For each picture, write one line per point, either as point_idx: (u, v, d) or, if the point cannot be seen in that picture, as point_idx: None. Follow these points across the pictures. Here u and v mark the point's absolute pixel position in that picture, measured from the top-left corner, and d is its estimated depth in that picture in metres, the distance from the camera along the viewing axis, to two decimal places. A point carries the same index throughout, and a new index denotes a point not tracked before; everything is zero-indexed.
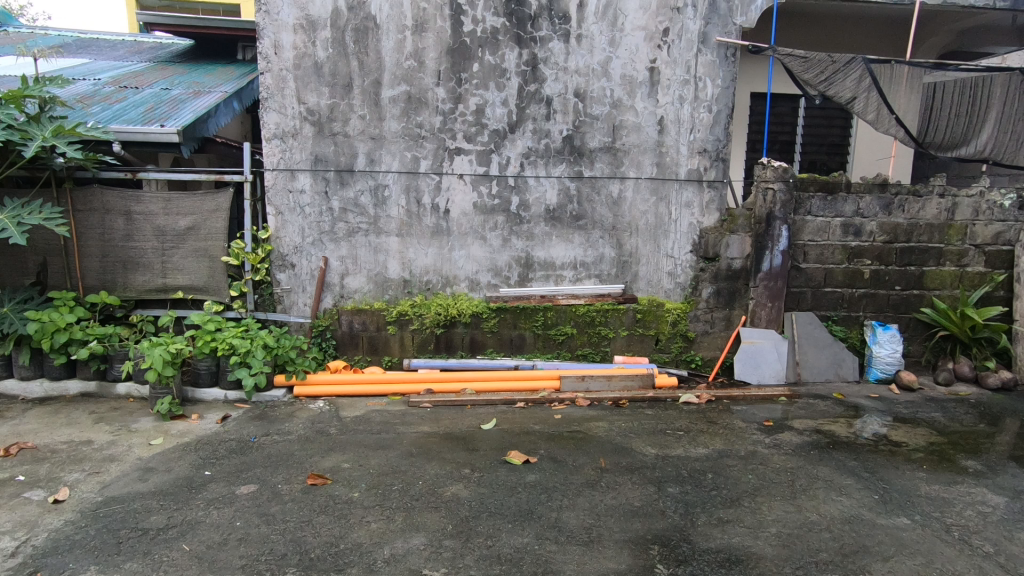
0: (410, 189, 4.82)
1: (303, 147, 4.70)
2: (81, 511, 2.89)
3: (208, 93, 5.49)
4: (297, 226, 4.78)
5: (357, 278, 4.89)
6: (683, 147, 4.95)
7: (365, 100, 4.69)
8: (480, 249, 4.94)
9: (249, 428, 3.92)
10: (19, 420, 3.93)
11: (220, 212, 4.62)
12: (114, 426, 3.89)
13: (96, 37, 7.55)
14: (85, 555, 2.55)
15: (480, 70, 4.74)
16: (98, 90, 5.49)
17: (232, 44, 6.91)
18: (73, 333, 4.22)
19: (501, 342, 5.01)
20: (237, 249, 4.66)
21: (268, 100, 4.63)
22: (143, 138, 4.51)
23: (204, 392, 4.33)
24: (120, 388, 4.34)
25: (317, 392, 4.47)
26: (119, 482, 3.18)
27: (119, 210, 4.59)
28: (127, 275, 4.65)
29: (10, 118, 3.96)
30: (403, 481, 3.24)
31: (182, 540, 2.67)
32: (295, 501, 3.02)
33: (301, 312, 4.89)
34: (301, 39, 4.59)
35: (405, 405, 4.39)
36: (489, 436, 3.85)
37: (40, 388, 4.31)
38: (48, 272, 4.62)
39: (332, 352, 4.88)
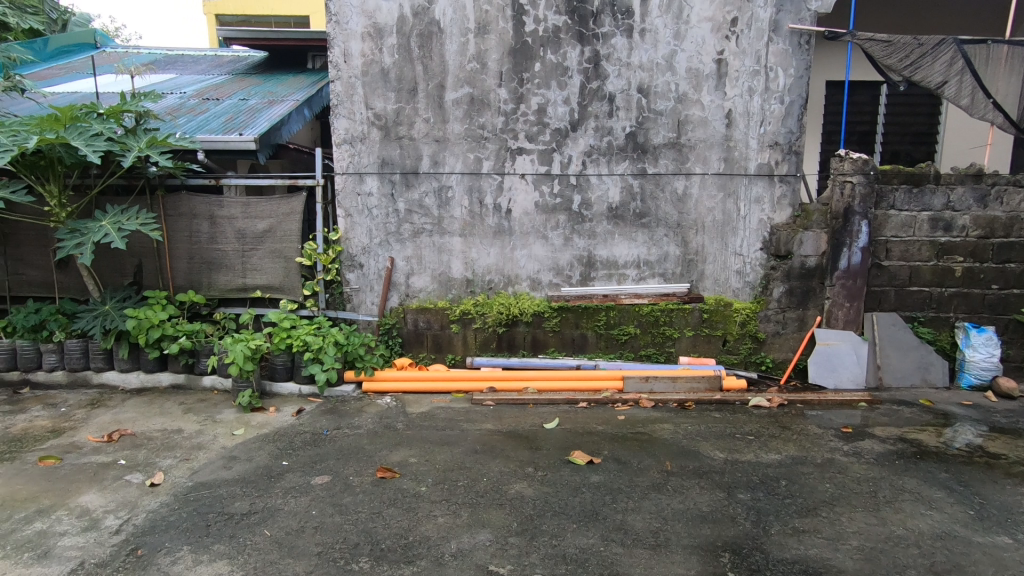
0: (473, 190, 4.88)
1: (370, 151, 4.86)
2: (173, 494, 3.11)
3: (281, 102, 5.77)
4: (365, 227, 4.94)
5: (422, 277, 5.01)
6: (752, 141, 4.76)
7: (430, 103, 4.80)
8: (542, 248, 4.94)
9: (322, 422, 4.10)
10: (119, 409, 4.28)
11: (294, 215, 4.85)
12: (201, 416, 4.17)
13: (182, 54, 8.08)
14: (178, 536, 2.74)
15: (542, 70, 4.74)
16: (185, 103, 5.89)
17: (302, 54, 7.25)
18: (165, 329, 4.54)
19: (563, 341, 4.99)
20: (310, 250, 4.87)
21: (338, 107, 4.82)
22: (224, 147, 4.80)
23: (280, 386, 4.57)
24: (206, 380, 4.65)
25: (384, 388, 4.62)
26: (207, 468, 3.41)
27: (205, 214, 4.90)
28: (211, 275, 4.97)
29: (111, 132, 4.31)
30: (468, 478, 3.30)
31: (263, 525, 2.83)
32: (366, 493, 3.14)
33: (369, 311, 5.06)
34: (369, 46, 4.75)
35: (468, 403, 4.46)
36: (552, 436, 3.85)
37: (136, 379, 4.68)
38: (143, 273, 5.01)
39: (397, 349, 5.02)
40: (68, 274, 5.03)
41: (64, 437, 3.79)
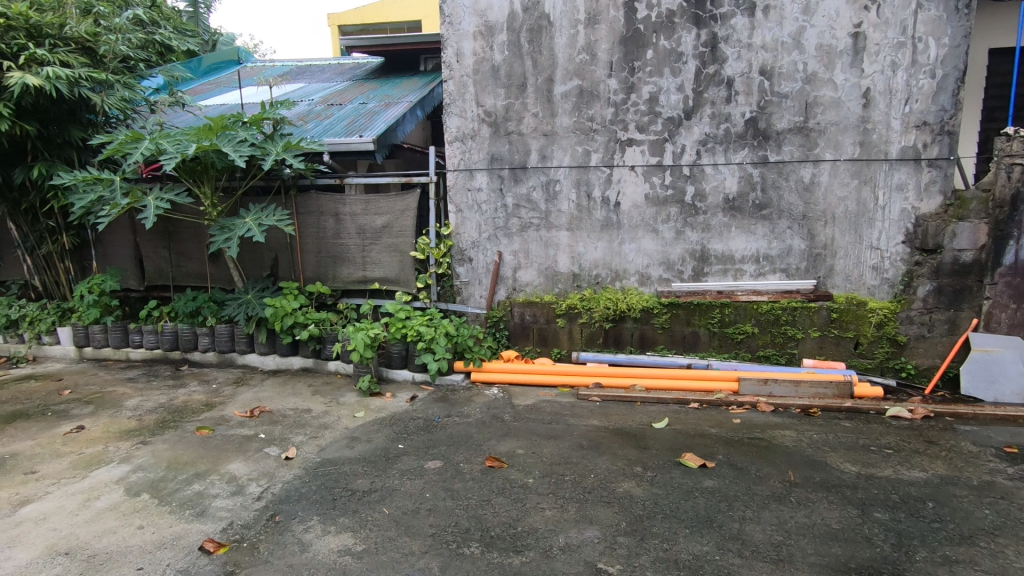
0: (580, 183, 4.84)
1: (480, 148, 4.97)
2: (305, 468, 3.40)
3: (396, 104, 6.08)
4: (475, 222, 5.07)
5: (529, 271, 5.05)
6: (894, 122, 4.27)
7: (539, 97, 4.81)
8: (652, 242, 4.79)
9: (434, 409, 4.28)
10: (259, 388, 4.75)
11: (409, 211, 5.09)
12: (327, 398, 4.52)
13: (310, 64, 8.77)
14: (310, 506, 3.00)
15: (654, 57, 4.58)
16: (313, 109, 6.38)
17: (416, 57, 7.60)
18: (297, 317, 4.92)
19: (672, 339, 4.81)
20: (423, 245, 5.07)
21: (451, 106, 4.97)
22: (347, 148, 5.14)
23: (396, 372, 4.84)
24: (331, 365, 5.03)
25: (491, 379, 4.73)
26: (332, 446, 3.69)
27: (330, 211, 5.29)
28: (336, 268, 5.36)
29: (254, 138, 4.77)
30: (575, 473, 3.28)
31: (383, 503, 3.01)
32: (475, 480, 3.23)
33: (477, 303, 5.18)
34: (481, 45, 4.85)
35: (574, 397, 4.44)
36: (661, 436, 3.73)
37: (272, 361, 5.18)
38: (279, 266, 5.52)
39: (505, 342, 5.11)
40: (219, 267, 5.67)
41: (215, 411, 4.28)
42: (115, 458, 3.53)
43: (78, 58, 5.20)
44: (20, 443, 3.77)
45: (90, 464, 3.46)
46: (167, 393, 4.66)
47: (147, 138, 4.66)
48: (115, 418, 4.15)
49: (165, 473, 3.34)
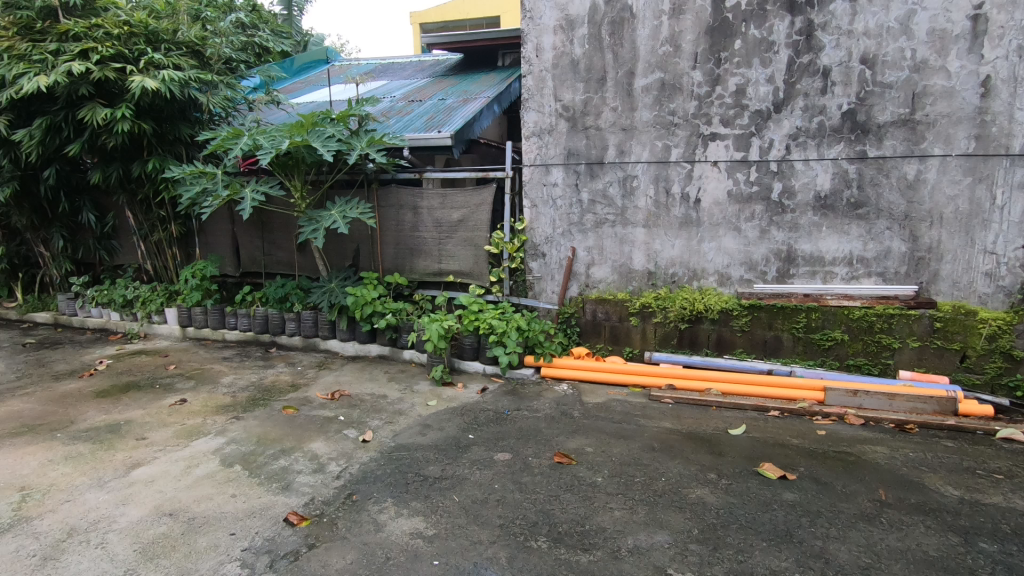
0: (659, 179, 4.71)
1: (557, 143, 4.95)
2: (381, 451, 3.55)
3: (474, 99, 6.18)
4: (549, 218, 5.05)
5: (602, 268, 4.98)
6: (1018, 113, 3.85)
7: (619, 91, 4.72)
8: (734, 241, 4.60)
9: (504, 401, 4.33)
10: (339, 372, 5.00)
11: (484, 206, 5.15)
12: (402, 385, 4.68)
13: (392, 61, 9.06)
14: (384, 488, 3.12)
15: (743, 47, 4.37)
16: (395, 106, 6.60)
17: (494, 53, 7.67)
18: (375, 306, 5.12)
19: (752, 342, 4.60)
20: (497, 239, 5.12)
21: (529, 101, 4.99)
22: (426, 143, 5.28)
23: (467, 364, 4.94)
24: (406, 353, 5.20)
25: (561, 375, 4.72)
26: (406, 432, 3.82)
27: (409, 205, 5.46)
28: (413, 260, 5.52)
29: (341, 134, 4.99)
30: (645, 475, 3.22)
31: (453, 491, 3.08)
32: (544, 475, 3.24)
33: (549, 299, 5.17)
34: (561, 39, 4.82)
35: (645, 398, 4.35)
36: (737, 443, 3.58)
37: (352, 347, 5.43)
38: (360, 257, 5.77)
39: (575, 338, 5.07)
40: (306, 256, 6.00)
41: (300, 392, 4.54)
42: (212, 431, 3.83)
43: (188, 61, 5.65)
44: (133, 411, 4.17)
45: (191, 435, 3.78)
46: (257, 373, 5.00)
47: (246, 135, 5.00)
48: (213, 394, 4.51)
49: (255, 447, 3.59)
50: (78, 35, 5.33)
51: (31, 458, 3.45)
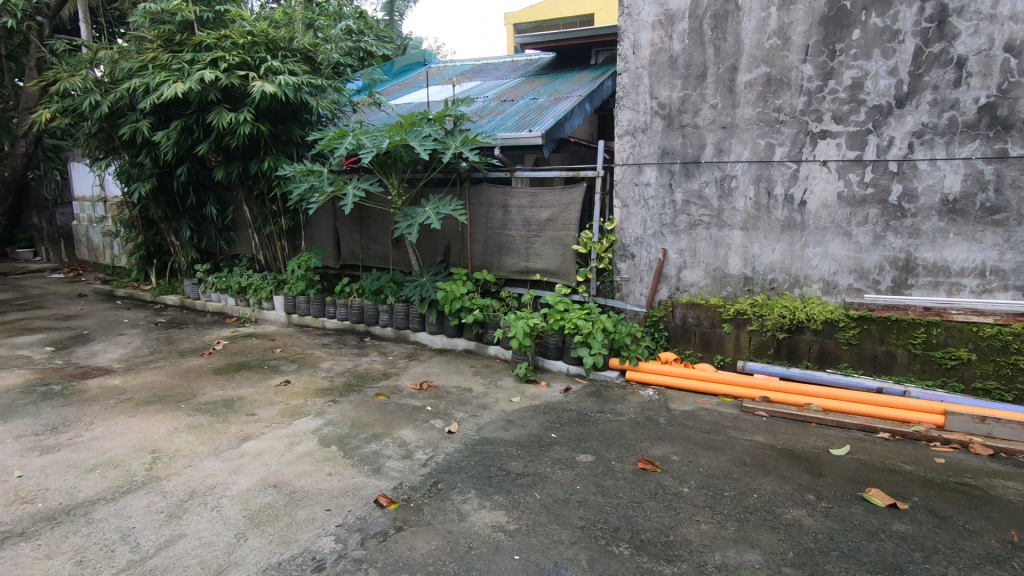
0: (760, 180, 4.47)
1: (651, 141, 4.82)
2: (466, 443, 3.64)
3: (566, 98, 6.16)
4: (640, 218, 4.94)
5: (695, 271, 4.80)
6: None
7: (719, 87, 4.53)
8: (843, 246, 4.27)
9: (587, 402, 4.30)
10: (427, 363, 5.18)
11: (574, 205, 5.13)
12: (487, 380, 4.77)
13: (486, 62, 9.24)
14: (468, 479, 3.20)
15: (862, 37, 4.05)
16: (488, 105, 6.73)
17: (587, 51, 7.61)
18: (464, 301, 5.25)
19: (859, 357, 4.25)
20: (586, 239, 5.09)
21: (624, 99, 4.91)
22: (518, 142, 5.34)
23: (551, 363, 4.95)
24: (491, 349, 5.29)
25: (647, 379, 4.60)
26: (490, 426, 3.89)
27: (499, 203, 5.54)
28: (501, 258, 5.60)
29: (437, 134, 5.15)
30: (735, 489, 3.07)
31: (535, 488, 3.10)
32: (627, 480, 3.18)
33: (637, 301, 5.06)
34: (659, 35, 4.70)
35: (737, 409, 4.15)
36: (840, 464, 3.33)
37: (439, 340, 5.60)
38: (451, 253, 5.94)
39: (663, 343, 4.92)
40: (400, 251, 6.26)
41: (391, 380, 4.76)
42: (311, 412, 4.10)
43: (301, 67, 6.07)
44: (244, 389, 4.56)
45: (293, 414, 4.06)
46: (353, 360, 5.29)
47: (351, 135, 5.28)
48: (313, 377, 4.82)
49: (350, 430, 3.80)
50: (210, 45, 5.88)
51: (160, 425, 3.86)
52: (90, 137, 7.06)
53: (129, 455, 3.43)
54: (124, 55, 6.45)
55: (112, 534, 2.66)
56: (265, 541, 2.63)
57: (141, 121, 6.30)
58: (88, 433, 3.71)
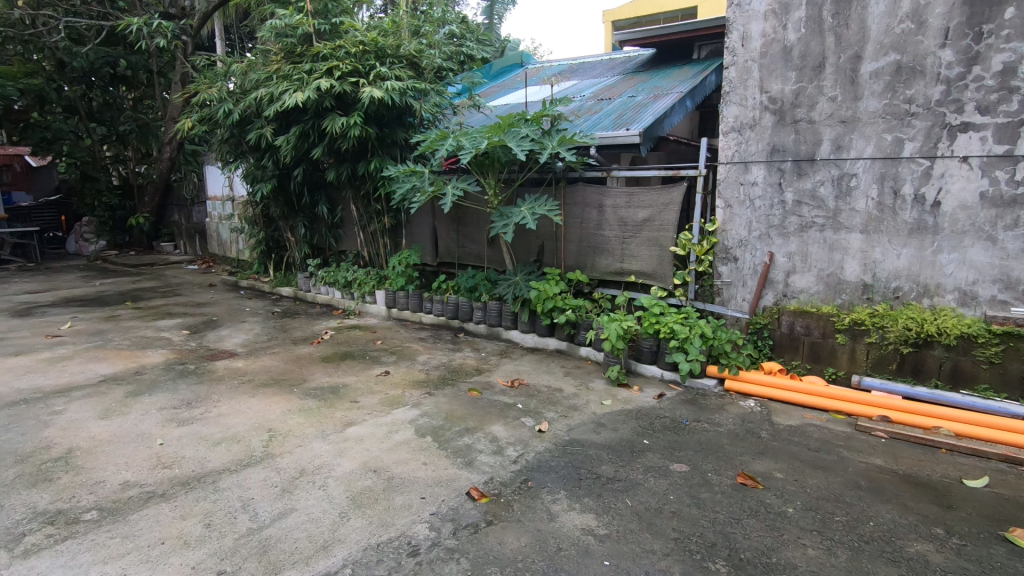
0: (884, 178, 4.08)
1: (760, 138, 4.55)
2: (556, 443, 3.64)
3: (666, 95, 5.97)
4: (745, 219, 4.67)
5: (805, 277, 4.47)
6: None
7: (839, 79, 4.19)
8: (985, 252, 3.80)
9: (682, 410, 4.14)
10: (519, 361, 5.24)
11: (673, 205, 4.95)
12: (578, 381, 4.74)
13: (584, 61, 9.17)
14: (558, 480, 3.19)
15: (1017, 16, 3.58)
16: (584, 104, 6.67)
17: (690, 45, 7.33)
18: (557, 301, 5.26)
19: (1003, 378, 3.76)
20: (685, 240, 4.90)
21: (730, 94, 4.67)
22: (614, 142, 5.26)
23: (645, 367, 4.82)
24: (583, 350, 5.26)
25: (748, 390, 4.35)
26: (581, 428, 3.86)
27: (595, 203, 5.48)
28: (595, 258, 5.54)
29: (535, 134, 5.18)
30: (849, 515, 2.82)
31: (626, 494, 3.03)
32: (725, 494, 3.03)
33: (739, 307, 4.80)
34: (772, 25, 4.44)
35: (850, 428, 3.82)
36: (977, 497, 2.96)
37: (531, 339, 5.64)
38: (544, 252, 5.96)
39: (767, 352, 4.63)
40: (494, 250, 6.39)
41: (483, 376, 4.86)
42: (409, 402, 4.28)
43: (407, 73, 6.35)
44: (349, 377, 4.85)
45: (392, 404, 4.27)
46: (447, 355, 5.47)
47: (451, 137, 5.42)
48: (410, 369, 5.04)
49: (444, 422, 3.93)
50: (326, 55, 6.31)
51: (275, 406, 4.20)
52: (223, 143, 7.84)
53: (249, 432, 3.76)
54: (252, 67, 7.09)
55: (234, 503, 2.93)
56: (365, 522, 2.78)
57: (265, 127, 6.88)
58: (216, 410, 4.12)
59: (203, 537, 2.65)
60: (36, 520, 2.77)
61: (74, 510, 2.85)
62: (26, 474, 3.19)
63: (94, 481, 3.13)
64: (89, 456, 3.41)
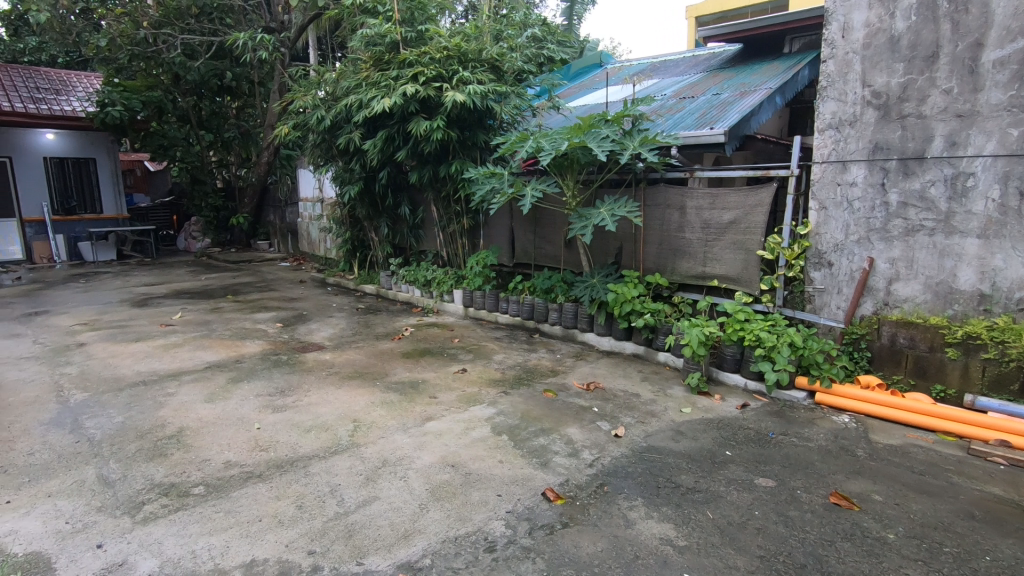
0: (1008, 177, 3.70)
1: (861, 136, 4.25)
2: (632, 449, 3.57)
3: (754, 91, 5.70)
4: (841, 222, 4.38)
5: (910, 285, 4.13)
6: None
7: (956, 69, 3.84)
8: None
9: (768, 422, 3.94)
10: (595, 364, 5.19)
11: (761, 207, 4.73)
12: (656, 387, 4.63)
13: (665, 59, 8.95)
14: (635, 487, 3.13)
15: None
16: (666, 104, 6.50)
17: (780, 39, 6.96)
18: (635, 305, 5.17)
19: None
20: (774, 244, 4.66)
21: (828, 89, 4.40)
22: (697, 141, 5.11)
23: (728, 375, 4.63)
24: (661, 356, 5.13)
25: (842, 405, 4.08)
26: (658, 435, 3.77)
27: (677, 204, 5.33)
28: (676, 261, 5.39)
29: (616, 134, 5.11)
30: (960, 547, 2.58)
31: (707, 506, 2.93)
32: (816, 513, 2.86)
33: (833, 315, 4.50)
34: (878, 14, 4.14)
35: (962, 451, 3.49)
36: None
37: (607, 342, 5.57)
38: (623, 255, 5.87)
39: (864, 365, 4.31)
40: (572, 252, 6.37)
41: (559, 378, 4.86)
42: (485, 400, 4.36)
43: (489, 76, 6.46)
44: (428, 373, 5.00)
45: (469, 401, 4.35)
46: (523, 355, 5.51)
47: (531, 138, 5.44)
48: (487, 368, 5.12)
49: (520, 422, 3.96)
50: (412, 61, 6.54)
51: (360, 398, 4.40)
52: (315, 147, 8.30)
53: (336, 421, 3.97)
54: (343, 76, 7.47)
55: (323, 488, 3.10)
56: (444, 515, 2.85)
57: (354, 132, 7.23)
58: (307, 399, 4.38)
59: (296, 517, 2.83)
60: (153, 490, 3.06)
61: (185, 484, 3.13)
62: (145, 449, 3.53)
63: (202, 458, 3.42)
64: (197, 436, 3.73)
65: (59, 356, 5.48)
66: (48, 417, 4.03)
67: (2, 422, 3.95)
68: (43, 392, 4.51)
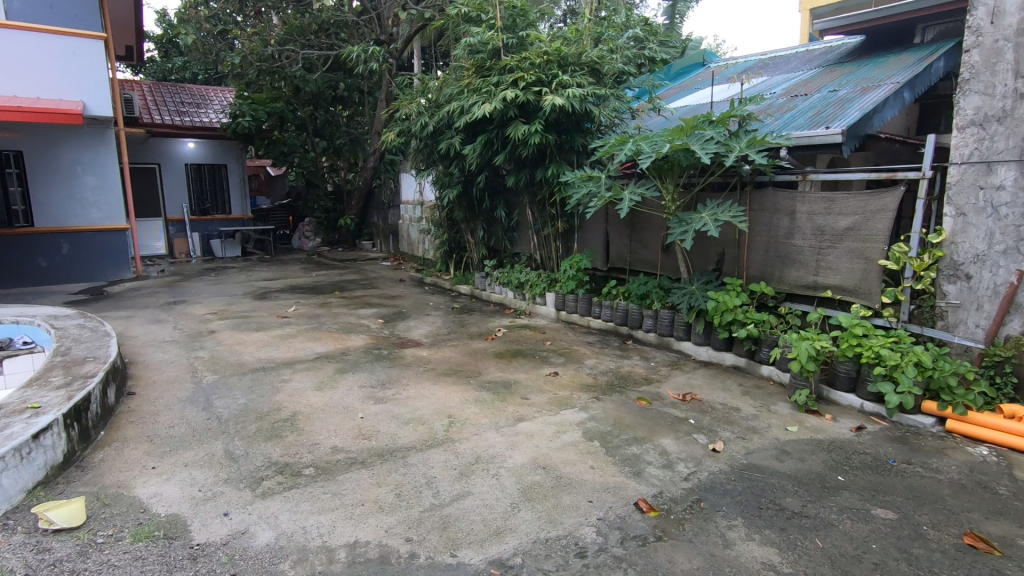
0: None
1: (1012, 133, 3.78)
2: (731, 465, 3.40)
3: (878, 87, 5.23)
4: (984, 230, 3.91)
5: None
6: None
7: None
8: None
9: (888, 449, 3.60)
10: (691, 374, 5.00)
11: (885, 212, 4.33)
12: (758, 402, 4.37)
13: (775, 55, 8.45)
14: (735, 505, 2.98)
15: None
16: (775, 103, 6.14)
17: (910, 29, 6.35)
18: (736, 314, 4.94)
19: None
20: (899, 253, 4.25)
21: (971, 82, 3.97)
22: (811, 142, 4.79)
23: (841, 395, 4.28)
24: (764, 369, 4.85)
25: (980, 435, 3.64)
26: (761, 453, 3.55)
27: (786, 209, 5.02)
28: (784, 269, 5.07)
29: (721, 136, 4.91)
30: None
31: (816, 534, 2.72)
32: (946, 554, 2.57)
33: (970, 335, 4.04)
34: None
35: None
36: None
37: (705, 352, 5.35)
38: (724, 261, 5.62)
39: (1008, 392, 3.82)
40: (669, 257, 6.18)
41: (653, 386, 4.73)
42: (577, 405, 4.33)
43: (588, 80, 6.44)
44: (520, 374, 5.07)
45: (561, 404, 4.35)
46: (616, 361, 5.43)
47: (630, 141, 5.32)
48: (578, 372, 5.10)
49: (612, 429, 3.90)
50: (512, 67, 6.66)
51: (455, 394, 4.54)
52: (417, 153, 8.67)
53: (432, 415, 4.12)
54: (446, 83, 7.73)
55: (420, 479, 3.23)
56: (535, 516, 2.87)
57: (454, 138, 7.49)
58: (405, 392, 4.59)
59: (395, 504, 2.97)
60: (270, 468, 3.34)
61: (298, 464, 3.39)
62: (264, 429, 3.86)
63: (312, 442, 3.69)
64: (308, 420, 4.03)
65: (195, 341, 6.14)
66: (185, 395, 4.53)
67: (150, 396, 4.49)
68: (181, 372, 5.08)
